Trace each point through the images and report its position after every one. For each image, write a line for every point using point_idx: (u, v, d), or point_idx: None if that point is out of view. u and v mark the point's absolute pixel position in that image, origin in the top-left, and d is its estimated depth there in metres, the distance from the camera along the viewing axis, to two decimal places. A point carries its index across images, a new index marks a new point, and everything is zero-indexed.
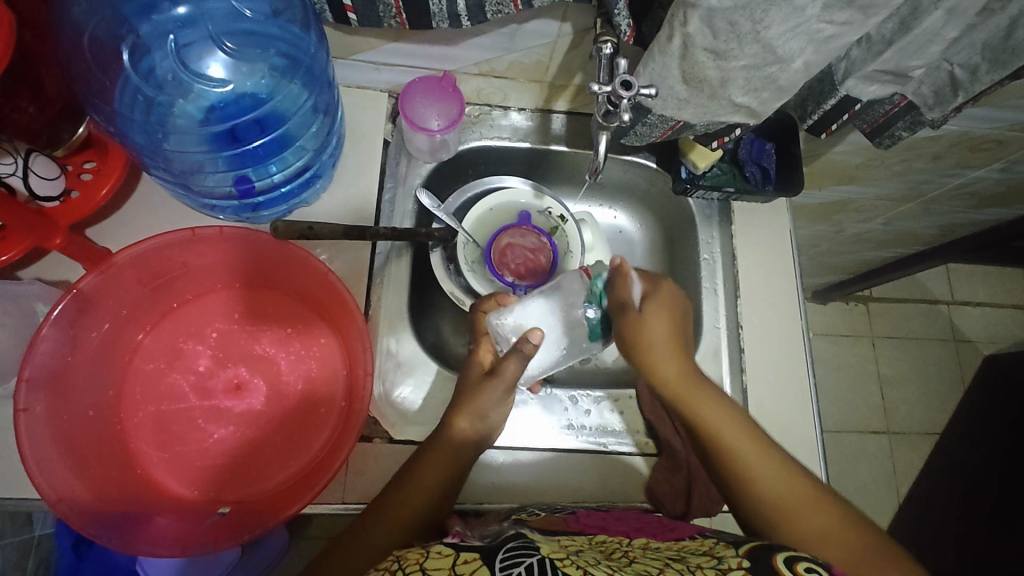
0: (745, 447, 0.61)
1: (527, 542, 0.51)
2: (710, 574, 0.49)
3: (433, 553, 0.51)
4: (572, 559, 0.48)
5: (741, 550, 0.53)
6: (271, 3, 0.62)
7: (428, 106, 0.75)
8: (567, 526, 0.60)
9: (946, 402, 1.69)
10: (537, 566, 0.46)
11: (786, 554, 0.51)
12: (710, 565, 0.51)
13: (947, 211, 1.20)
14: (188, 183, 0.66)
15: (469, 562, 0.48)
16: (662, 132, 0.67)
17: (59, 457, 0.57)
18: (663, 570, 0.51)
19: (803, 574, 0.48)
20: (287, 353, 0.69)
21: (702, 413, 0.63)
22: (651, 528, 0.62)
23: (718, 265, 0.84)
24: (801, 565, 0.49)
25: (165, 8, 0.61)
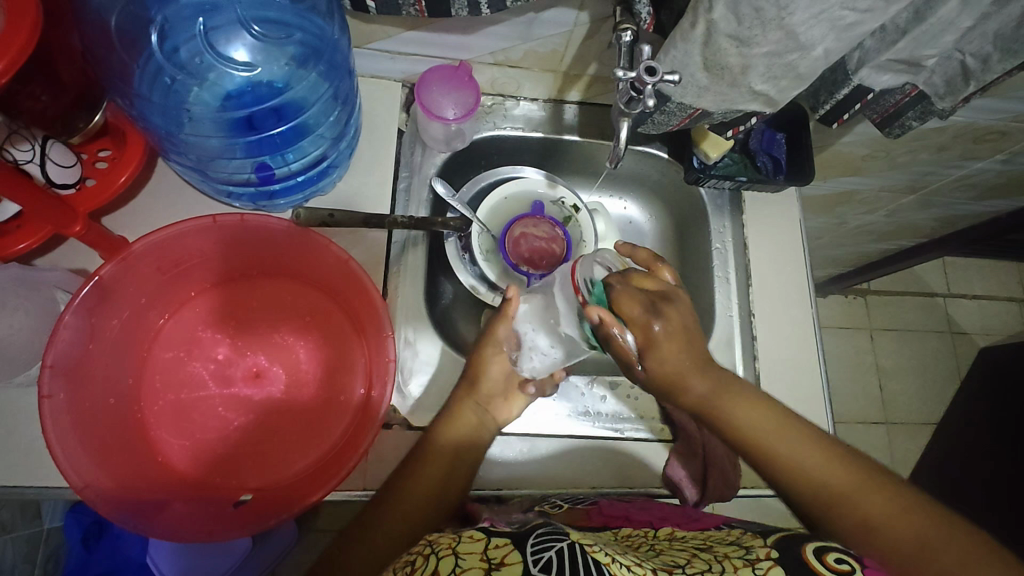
0: (793, 447, 0.59)
1: (557, 527, 0.52)
2: (738, 564, 0.51)
3: (463, 536, 0.52)
4: (600, 547, 0.49)
5: (770, 540, 0.55)
6: None
7: (444, 94, 0.74)
8: (591, 521, 0.62)
9: (943, 393, 1.71)
10: (568, 550, 0.47)
11: (813, 544, 0.53)
12: (739, 555, 0.53)
13: (948, 203, 1.21)
14: (205, 170, 0.65)
15: (500, 546, 0.49)
16: (680, 121, 0.68)
17: (82, 444, 0.57)
18: (690, 559, 0.52)
19: (834, 564, 0.50)
20: (305, 341, 0.69)
21: (731, 416, 0.60)
22: (677, 518, 0.63)
23: (730, 253, 0.85)
24: (830, 556, 0.51)
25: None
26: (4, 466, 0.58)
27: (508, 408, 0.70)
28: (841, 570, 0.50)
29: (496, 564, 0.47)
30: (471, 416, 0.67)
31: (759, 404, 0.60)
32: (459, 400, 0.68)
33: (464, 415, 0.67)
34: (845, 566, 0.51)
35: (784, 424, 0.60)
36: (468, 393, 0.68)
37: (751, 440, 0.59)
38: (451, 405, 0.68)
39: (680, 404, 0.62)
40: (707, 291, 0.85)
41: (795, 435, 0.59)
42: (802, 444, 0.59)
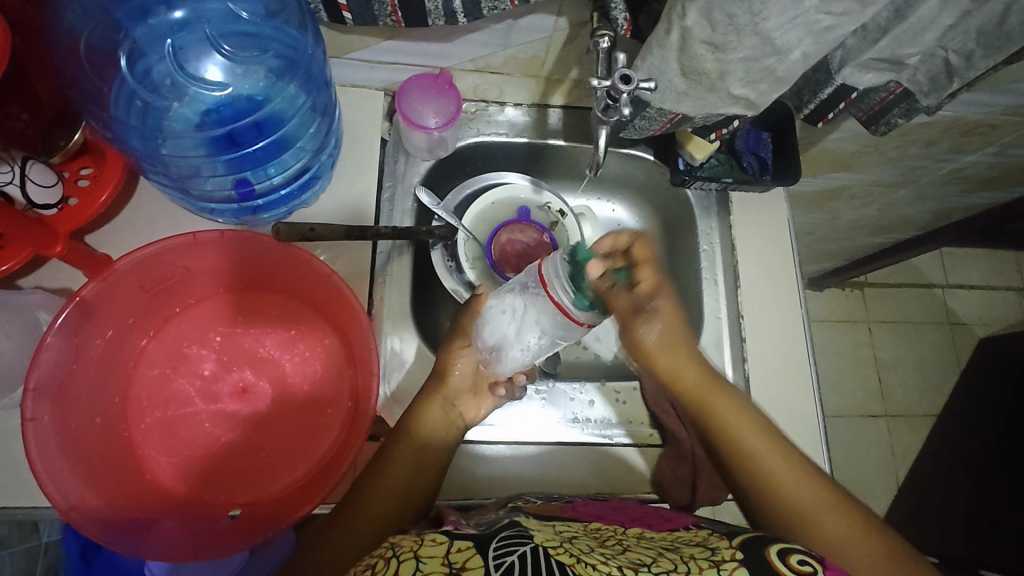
0: (778, 462, 0.62)
1: (522, 529, 0.51)
2: (703, 565, 0.50)
3: (427, 541, 0.51)
4: (565, 547, 0.49)
5: (735, 541, 0.53)
6: (265, 4, 0.61)
7: (425, 103, 0.74)
8: (563, 514, 0.60)
9: (941, 385, 1.71)
10: (531, 554, 0.47)
11: (778, 546, 0.52)
12: (704, 556, 0.51)
13: (940, 196, 1.20)
14: (187, 187, 0.65)
15: (463, 550, 0.48)
16: (660, 126, 0.67)
17: (67, 466, 0.57)
18: (656, 558, 0.51)
19: (796, 566, 0.49)
20: (291, 354, 0.69)
21: (724, 421, 0.64)
22: (648, 518, 0.62)
23: (718, 255, 0.84)
24: (793, 557, 0.50)
25: (160, 12, 0.60)
26: None
27: (475, 407, 0.69)
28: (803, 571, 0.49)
29: (457, 568, 0.45)
30: (439, 415, 0.66)
31: (749, 412, 0.65)
32: (426, 398, 0.66)
33: (433, 415, 0.66)
34: (808, 567, 0.49)
35: (770, 437, 0.63)
36: (435, 390, 0.67)
37: (739, 448, 0.63)
38: (420, 398, 0.67)
39: (682, 394, 0.67)
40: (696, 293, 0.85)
41: (778, 446, 0.63)
42: (787, 459, 0.62)
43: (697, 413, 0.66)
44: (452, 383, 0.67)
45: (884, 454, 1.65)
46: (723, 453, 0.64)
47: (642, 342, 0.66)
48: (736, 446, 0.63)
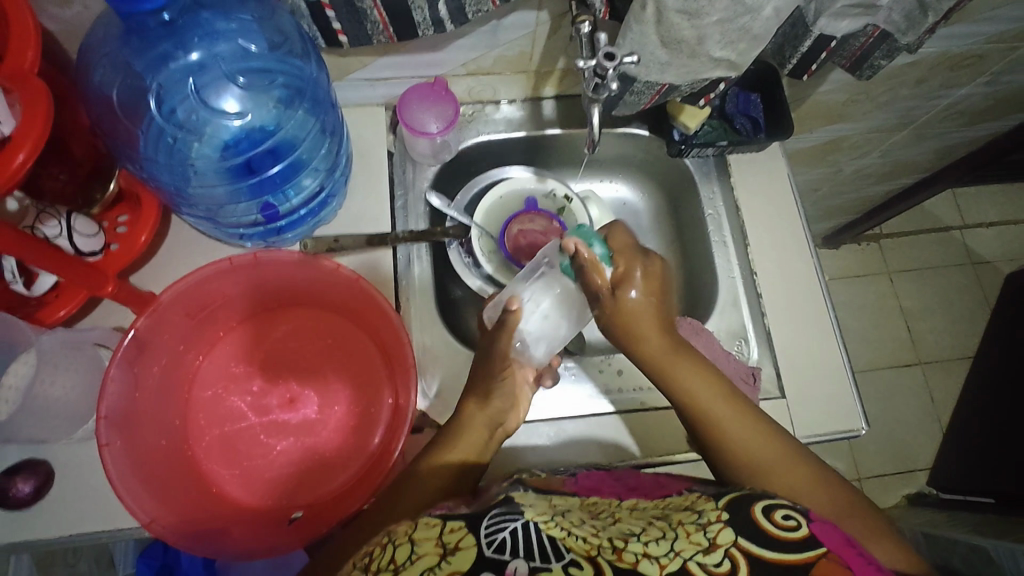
0: (727, 413, 0.63)
1: (514, 506, 0.49)
2: (690, 529, 0.48)
3: (422, 523, 0.48)
4: (556, 522, 0.47)
5: (721, 502, 0.51)
6: (269, 37, 0.64)
7: (425, 111, 0.78)
8: (564, 487, 0.59)
9: (973, 325, 1.69)
10: (522, 530, 0.45)
11: (762, 502, 0.50)
12: (691, 520, 0.49)
13: (941, 133, 1.21)
14: (216, 217, 0.71)
15: (455, 531, 0.46)
16: (650, 98, 0.70)
17: (140, 485, 0.61)
18: (645, 527, 0.49)
19: (780, 521, 0.47)
20: (331, 363, 0.73)
21: (681, 382, 0.65)
22: (646, 487, 0.61)
23: (724, 218, 0.86)
24: (778, 513, 0.48)
25: (179, 56, 0.63)
26: (77, 516, 0.63)
27: (516, 414, 0.68)
28: (788, 526, 0.47)
29: (450, 551, 0.43)
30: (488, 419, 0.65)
31: (710, 374, 0.65)
32: (468, 419, 0.65)
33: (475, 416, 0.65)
34: (791, 522, 0.48)
35: (726, 394, 0.64)
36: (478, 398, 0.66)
37: (692, 401, 0.64)
38: (457, 419, 0.65)
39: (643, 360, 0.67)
40: (707, 257, 0.87)
41: (730, 398, 0.64)
42: (734, 408, 0.63)
43: (656, 375, 0.67)
44: (490, 399, 0.65)
45: (925, 402, 1.63)
46: (678, 408, 0.65)
47: (625, 302, 0.66)
48: (691, 404, 0.64)
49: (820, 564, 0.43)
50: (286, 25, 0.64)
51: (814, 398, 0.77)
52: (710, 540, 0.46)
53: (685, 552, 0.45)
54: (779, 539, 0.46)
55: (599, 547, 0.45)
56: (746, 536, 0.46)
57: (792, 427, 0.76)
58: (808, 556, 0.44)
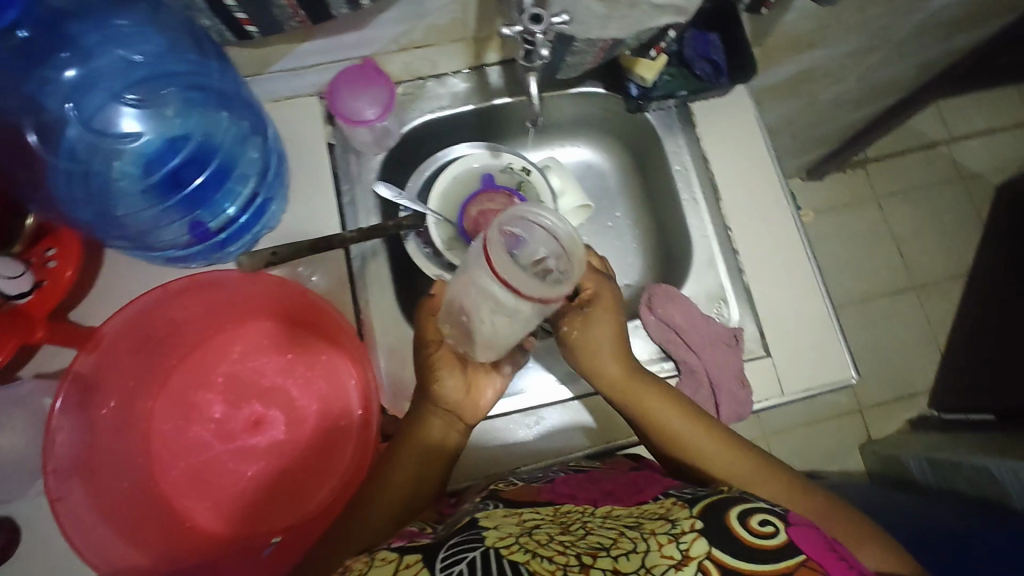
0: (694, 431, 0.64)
1: (476, 533, 0.48)
2: (663, 540, 0.46)
3: (377, 560, 0.47)
4: (519, 544, 0.46)
5: (696, 509, 0.48)
6: (155, 41, 0.60)
7: (358, 97, 0.71)
8: (538, 497, 0.57)
9: (966, 243, 1.65)
10: (481, 558, 0.44)
11: (739, 507, 0.48)
12: (664, 529, 0.47)
13: (919, 48, 1.14)
14: (148, 241, 0.65)
15: (411, 565, 0.45)
16: (594, 57, 0.65)
17: (105, 532, 0.60)
18: (616, 539, 0.47)
19: (757, 528, 0.45)
20: (294, 379, 0.70)
21: (654, 413, 0.65)
22: (622, 491, 0.57)
23: (692, 172, 0.81)
24: (755, 518, 0.46)
25: (59, 80, 0.59)
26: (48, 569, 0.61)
27: (475, 402, 0.65)
28: (765, 532, 0.45)
29: None
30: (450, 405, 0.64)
31: (674, 400, 0.65)
32: (423, 413, 0.64)
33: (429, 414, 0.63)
34: (769, 527, 0.46)
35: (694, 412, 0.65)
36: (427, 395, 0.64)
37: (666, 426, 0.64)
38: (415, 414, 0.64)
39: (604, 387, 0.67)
40: (679, 216, 0.82)
41: (693, 416, 0.65)
42: (699, 428, 0.64)
43: (627, 409, 0.66)
44: (444, 395, 0.63)
45: (921, 327, 1.61)
46: (648, 435, 0.65)
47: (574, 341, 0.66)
48: (665, 433, 0.64)
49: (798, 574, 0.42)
50: (172, 20, 0.58)
51: (803, 353, 0.74)
52: (682, 552, 0.44)
53: (658, 566, 0.43)
54: (754, 548, 0.44)
55: (564, 566, 0.43)
56: (721, 545, 0.44)
57: (780, 385, 0.73)
58: (787, 565, 0.43)
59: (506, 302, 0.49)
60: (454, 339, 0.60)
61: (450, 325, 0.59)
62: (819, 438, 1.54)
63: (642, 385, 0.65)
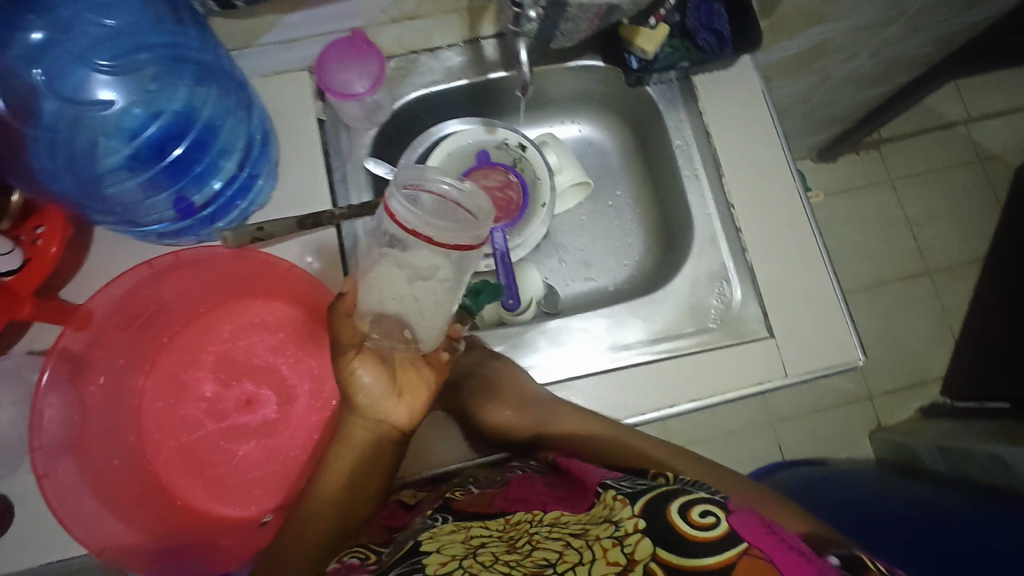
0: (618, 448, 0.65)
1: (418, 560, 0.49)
2: (607, 545, 0.45)
3: None
4: None
5: (638, 506, 0.48)
6: (135, 15, 0.62)
7: (346, 69, 0.69)
8: (491, 507, 0.57)
9: (985, 226, 1.60)
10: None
11: (681, 500, 0.47)
12: (608, 533, 0.47)
13: (936, 21, 1.10)
14: (136, 217, 0.65)
15: None
16: (588, 23, 0.62)
17: (96, 506, 0.60)
18: (562, 551, 0.47)
19: (697, 520, 0.44)
20: (285, 358, 0.69)
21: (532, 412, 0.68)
22: (568, 498, 0.57)
23: (694, 148, 0.78)
24: (695, 511, 0.45)
25: (40, 53, 0.60)
26: (36, 546, 0.61)
27: (404, 409, 0.61)
28: (706, 525, 0.44)
29: None
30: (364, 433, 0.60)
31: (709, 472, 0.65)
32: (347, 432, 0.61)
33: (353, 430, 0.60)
34: (710, 518, 0.44)
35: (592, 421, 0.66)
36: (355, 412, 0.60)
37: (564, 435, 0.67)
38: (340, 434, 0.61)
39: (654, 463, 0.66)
40: (680, 192, 0.80)
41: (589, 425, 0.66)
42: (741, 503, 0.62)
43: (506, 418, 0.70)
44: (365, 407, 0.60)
45: (935, 312, 1.57)
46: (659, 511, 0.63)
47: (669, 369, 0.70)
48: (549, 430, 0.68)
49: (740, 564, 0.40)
50: None
51: (805, 333, 0.72)
52: (628, 556, 0.44)
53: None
54: (694, 541, 0.43)
55: None
56: (663, 546, 0.43)
57: (783, 365, 0.71)
58: (726, 558, 0.41)
59: (421, 264, 0.51)
60: (381, 339, 0.58)
61: (376, 325, 0.57)
62: (827, 423, 1.52)
63: (711, 385, 0.70)
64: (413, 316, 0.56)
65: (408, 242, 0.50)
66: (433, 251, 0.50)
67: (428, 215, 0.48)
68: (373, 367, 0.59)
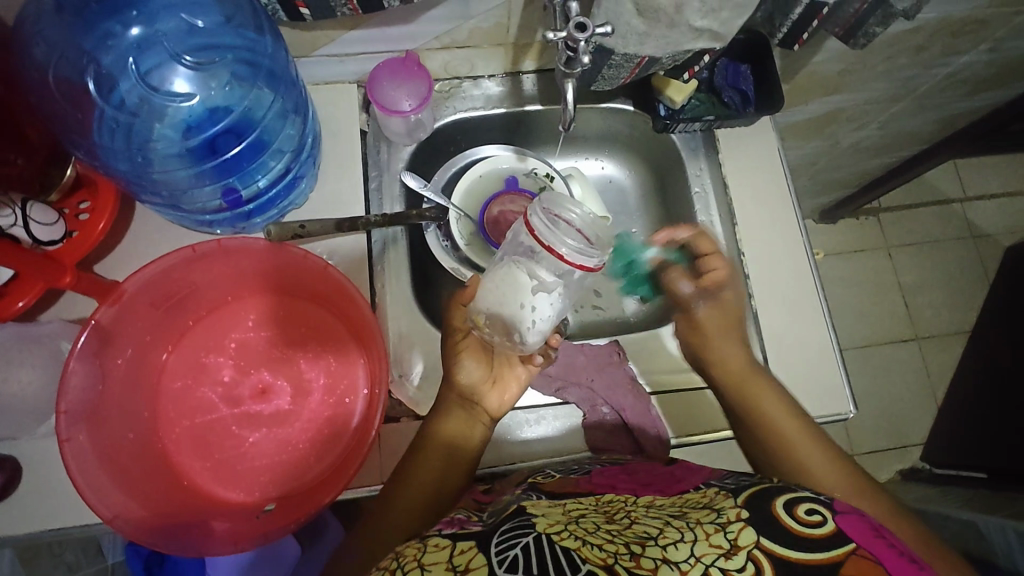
0: (810, 452, 0.69)
1: (525, 519, 0.51)
2: (710, 530, 0.48)
3: (429, 547, 0.50)
4: (569, 532, 0.49)
5: (740, 500, 0.52)
6: (221, 11, 0.63)
7: (396, 88, 0.74)
8: (579, 488, 0.59)
9: (972, 301, 1.66)
10: (534, 543, 0.47)
11: (784, 498, 0.51)
12: (709, 519, 0.50)
13: (941, 103, 1.17)
14: (179, 204, 0.68)
15: (465, 552, 0.48)
16: (629, 72, 0.67)
17: (107, 479, 0.61)
18: (663, 529, 0.49)
19: (804, 517, 0.48)
20: (304, 354, 0.71)
21: (756, 404, 0.71)
22: (661, 482, 0.60)
23: (710, 196, 0.83)
24: (801, 509, 0.49)
25: (119, 32, 0.60)
26: (43, 511, 0.63)
27: (499, 394, 0.68)
28: (812, 521, 0.47)
29: (461, 570, 0.46)
30: (461, 413, 0.67)
31: (789, 410, 0.71)
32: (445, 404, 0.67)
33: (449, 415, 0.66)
34: (816, 516, 0.48)
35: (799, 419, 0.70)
36: (451, 395, 0.67)
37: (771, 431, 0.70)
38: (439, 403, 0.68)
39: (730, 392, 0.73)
40: None
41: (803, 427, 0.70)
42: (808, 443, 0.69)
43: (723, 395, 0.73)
44: (465, 388, 0.67)
45: (919, 378, 1.61)
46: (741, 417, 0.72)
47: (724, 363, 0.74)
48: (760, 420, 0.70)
49: (851, 560, 0.43)
50: None
51: (800, 382, 0.75)
52: (731, 542, 0.46)
53: (706, 555, 0.45)
54: (802, 536, 0.46)
55: (615, 554, 0.45)
56: (768, 534, 0.46)
57: None
58: (837, 554, 0.44)
59: (546, 275, 0.58)
60: (487, 331, 0.65)
61: (488, 321, 0.64)
62: None
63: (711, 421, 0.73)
64: (524, 323, 0.61)
65: (539, 253, 0.57)
66: (556, 263, 0.56)
67: (563, 234, 0.55)
68: (475, 349, 0.68)
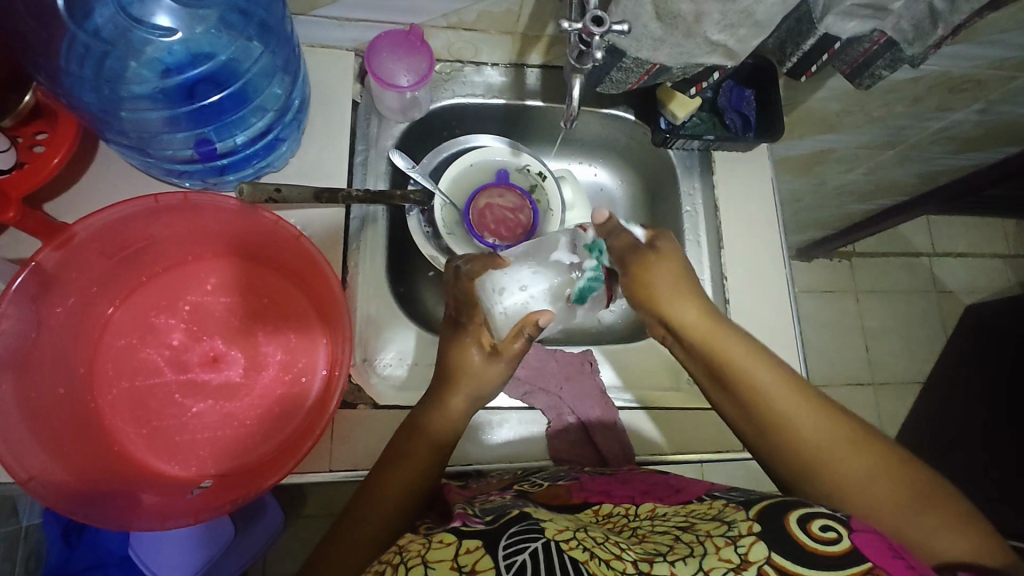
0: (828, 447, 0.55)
1: (532, 522, 0.48)
2: (720, 544, 0.46)
3: (434, 543, 0.47)
4: (577, 539, 0.46)
5: (751, 512, 0.49)
6: None
7: (396, 61, 0.71)
8: (572, 498, 0.57)
9: (929, 353, 1.71)
10: (543, 550, 0.43)
11: (798, 511, 0.48)
12: (720, 532, 0.47)
13: (928, 157, 1.19)
14: (148, 148, 0.62)
15: (471, 551, 0.44)
16: (638, 78, 0.66)
17: (29, 435, 0.56)
18: (672, 545, 0.47)
19: (817, 533, 0.45)
20: (263, 326, 0.67)
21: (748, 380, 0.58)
22: (659, 491, 0.58)
23: (701, 217, 0.83)
24: (815, 523, 0.46)
25: None
26: None
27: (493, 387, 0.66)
28: (827, 539, 0.45)
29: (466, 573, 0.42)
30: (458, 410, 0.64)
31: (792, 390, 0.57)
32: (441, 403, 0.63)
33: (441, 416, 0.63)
34: (831, 533, 0.45)
35: (796, 388, 0.58)
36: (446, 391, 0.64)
37: (757, 400, 0.58)
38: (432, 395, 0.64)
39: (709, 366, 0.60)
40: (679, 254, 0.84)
41: (814, 408, 0.56)
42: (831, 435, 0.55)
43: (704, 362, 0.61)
44: (466, 380, 0.64)
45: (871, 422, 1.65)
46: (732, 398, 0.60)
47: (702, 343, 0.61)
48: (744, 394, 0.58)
49: None
50: None
51: None
52: (742, 556, 0.44)
53: (715, 570, 0.44)
54: (814, 552, 0.44)
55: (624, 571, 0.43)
56: (782, 550, 0.44)
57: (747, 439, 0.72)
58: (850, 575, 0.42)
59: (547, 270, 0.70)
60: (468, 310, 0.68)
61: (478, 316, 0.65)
62: None
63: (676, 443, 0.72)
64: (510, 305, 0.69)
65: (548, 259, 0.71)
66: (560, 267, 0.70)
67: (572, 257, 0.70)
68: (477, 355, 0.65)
